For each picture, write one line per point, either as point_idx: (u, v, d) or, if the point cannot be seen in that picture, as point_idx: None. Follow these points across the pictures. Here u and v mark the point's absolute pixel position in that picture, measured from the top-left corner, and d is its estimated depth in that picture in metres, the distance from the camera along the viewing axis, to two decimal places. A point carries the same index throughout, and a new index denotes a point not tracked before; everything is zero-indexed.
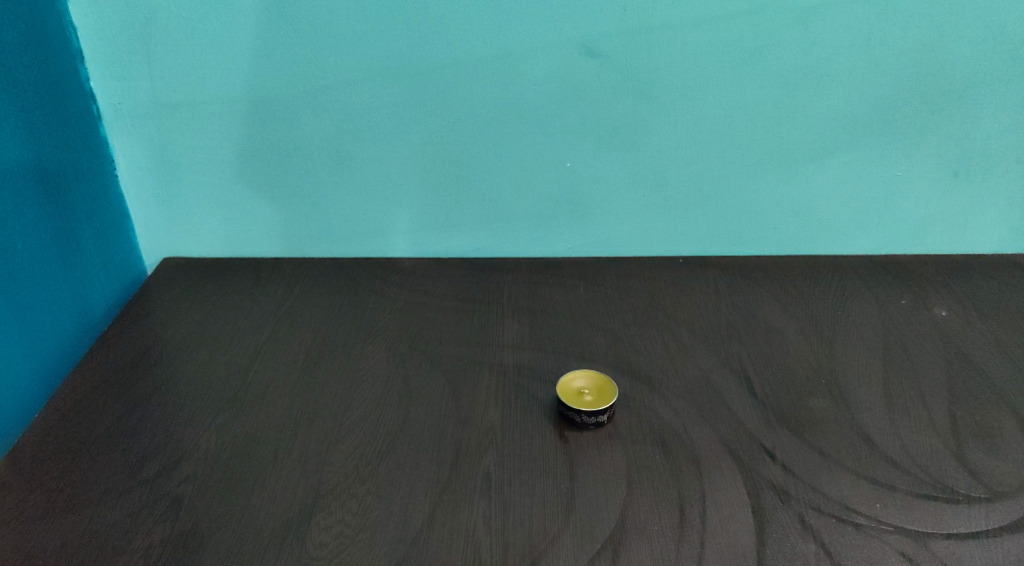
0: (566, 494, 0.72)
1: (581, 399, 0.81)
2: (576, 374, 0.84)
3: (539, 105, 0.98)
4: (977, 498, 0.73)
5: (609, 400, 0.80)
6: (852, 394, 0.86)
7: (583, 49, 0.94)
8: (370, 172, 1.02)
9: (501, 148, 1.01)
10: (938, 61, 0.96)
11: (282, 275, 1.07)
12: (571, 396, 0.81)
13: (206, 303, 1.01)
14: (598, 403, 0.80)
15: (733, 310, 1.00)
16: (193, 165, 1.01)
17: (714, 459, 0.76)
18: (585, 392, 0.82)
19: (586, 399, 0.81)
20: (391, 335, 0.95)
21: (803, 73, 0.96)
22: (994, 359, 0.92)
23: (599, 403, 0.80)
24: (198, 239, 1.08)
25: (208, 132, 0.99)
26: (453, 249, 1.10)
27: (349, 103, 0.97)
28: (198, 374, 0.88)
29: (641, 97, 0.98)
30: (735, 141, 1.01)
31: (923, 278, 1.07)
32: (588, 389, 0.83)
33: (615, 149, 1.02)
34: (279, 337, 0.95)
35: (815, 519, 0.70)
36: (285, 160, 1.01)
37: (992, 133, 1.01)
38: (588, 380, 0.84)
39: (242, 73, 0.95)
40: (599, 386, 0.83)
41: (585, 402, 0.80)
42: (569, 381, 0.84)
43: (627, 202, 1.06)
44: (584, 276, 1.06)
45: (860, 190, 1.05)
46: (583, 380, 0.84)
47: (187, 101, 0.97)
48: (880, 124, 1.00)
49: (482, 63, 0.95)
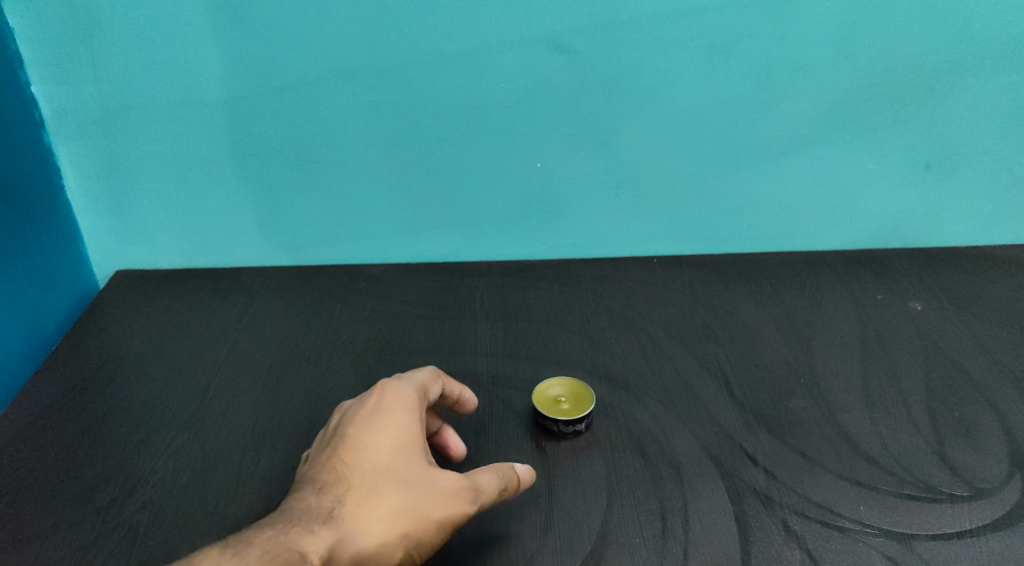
0: (544, 510, 0.76)
1: (558, 408, 0.84)
2: (553, 381, 0.87)
3: (507, 104, 0.98)
4: (959, 496, 0.77)
5: (586, 409, 0.83)
6: (832, 393, 0.89)
7: (551, 45, 0.94)
8: (333, 175, 1.02)
9: (478, 148, 1.01)
10: (906, 53, 0.96)
11: (245, 287, 1.08)
12: (547, 405, 0.84)
13: (167, 317, 1.03)
14: (576, 412, 0.83)
15: (709, 310, 1.03)
16: (147, 173, 1.01)
17: (693, 466, 0.81)
18: (562, 400, 0.85)
19: (563, 408, 0.84)
20: (359, 346, 0.98)
21: (774, 66, 0.96)
22: (971, 352, 0.95)
23: (575, 412, 0.83)
24: (163, 245, 1.07)
25: (159, 138, 0.98)
26: (424, 253, 1.10)
27: (307, 102, 0.96)
28: (164, 391, 0.91)
29: (611, 93, 0.97)
30: (703, 139, 1.01)
31: (895, 272, 1.09)
32: (564, 397, 0.86)
33: (584, 147, 1.01)
34: (239, 353, 0.97)
35: (799, 524, 0.75)
36: (243, 165, 1.00)
37: (961, 124, 1.01)
38: (564, 388, 0.87)
39: (198, 77, 0.94)
40: (576, 393, 0.86)
41: (561, 410, 0.83)
42: (545, 389, 0.87)
43: (598, 202, 1.06)
44: (557, 279, 1.09)
45: (830, 185, 1.05)
46: (559, 387, 0.87)
47: (136, 107, 0.96)
48: (850, 118, 1.00)
49: (448, 60, 0.94)
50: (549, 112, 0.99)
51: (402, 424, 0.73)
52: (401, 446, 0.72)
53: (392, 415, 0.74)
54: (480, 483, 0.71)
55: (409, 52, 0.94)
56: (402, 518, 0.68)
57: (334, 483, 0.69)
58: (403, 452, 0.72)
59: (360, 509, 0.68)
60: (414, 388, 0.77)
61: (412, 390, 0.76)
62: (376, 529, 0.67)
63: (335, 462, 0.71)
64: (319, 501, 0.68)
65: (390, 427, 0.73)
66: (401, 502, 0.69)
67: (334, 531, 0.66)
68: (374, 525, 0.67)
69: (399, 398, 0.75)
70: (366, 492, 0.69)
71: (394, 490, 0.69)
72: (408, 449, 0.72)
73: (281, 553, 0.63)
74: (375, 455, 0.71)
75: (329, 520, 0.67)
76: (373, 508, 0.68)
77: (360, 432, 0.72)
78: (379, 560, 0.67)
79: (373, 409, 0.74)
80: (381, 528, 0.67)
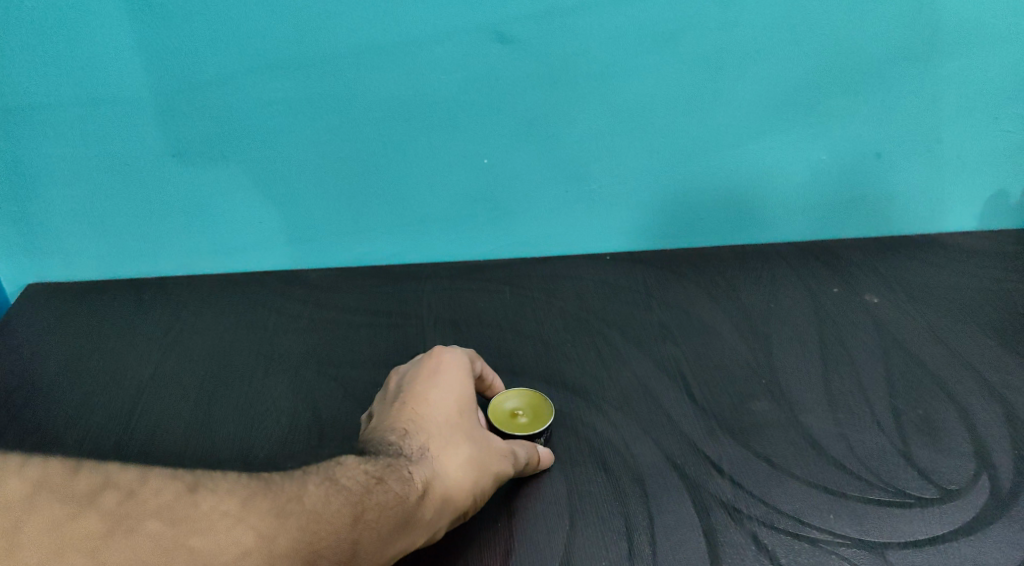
0: (504, 535, 0.73)
1: (514, 423, 0.78)
2: (508, 393, 0.81)
3: (447, 96, 0.92)
4: (928, 499, 0.75)
5: (544, 423, 0.78)
6: (792, 393, 0.87)
7: (493, 35, 0.88)
8: (264, 175, 0.95)
9: (420, 144, 0.95)
10: (860, 39, 0.93)
11: (169, 298, 1.00)
12: (503, 420, 0.78)
13: (82, 336, 0.94)
14: (534, 426, 0.78)
15: (665, 309, 0.99)
16: (55, 178, 0.92)
17: (657, 478, 0.78)
18: (519, 414, 0.79)
19: (520, 422, 0.78)
20: (297, 359, 0.91)
21: (724, 55, 0.92)
22: (928, 345, 0.93)
23: (533, 426, 0.77)
24: (77, 255, 0.99)
25: (66, 140, 0.90)
26: (365, 256, 1.04)
27: (230, 97, 0.89)
28: (83, 416, 0.83)
29: (559, 84, 0.92)
30: (655, 131, 0.97)
31: (849, 263, 1.07)
32: (521, 410, 0.80)
33: (531, 142, 0.96)
34: (164, 373, 0.89)
35: (768, 537, 0.72)
36: (162, 166, 0.93)
37: (915, 112, 0.98)
38: (520, 399, 0.81)
39: (108, 71, 0.86)
40: (533, 405, 0.80)
41: (518, 425, 0.77)
42: (501, 402, 0.81)
43: (549, 198, 1.01)
44: (508, 279, 1.04)
45: (783, 176, 1.02)
46: (515, 399, 0.81)
47: (38, 106, 0.87)
48: (802, 107, 0.97)
49: (382, 51, 0.88)
50: (492, 105, 0.93)
51: (463, 385, 0.75)
52: (465, 405, 0.73)
53: (454, 376, 0.75)
54: (527, 448, 0.74)
55: (342, 42, 0.87)
56: (476, 465, 0.69)
57: (416, 428, 0.70)
58: (471, 408, 0.73)
59: (441, 454, 0.69)
60: (467, 355, 0.79)
61: (466, 356, 0.78)
62: (460, 470, 0.69)
63: (413, 412, 0.72)
64: (409, 440, 0.69)
65: (457, 384, 0.74)
66: (479, 450, 0.70)
67: (428, 465, 0.68)
68: (454, 471, 0.68)
69: (455, 364, 0.77)
70: (447, 438, 0.70)
71: (468, 441, 0.70)
72: (470, 408, 0.73)
73: (396, 473, 0.66)
74: (449, 407, 0.72)
75: (422, 456, 0.68)
76: (455, 452, 0.69)
77: (426, 390, 0.74)
78: (457, 501, 0.68)
79: (436, 370, 0.76)
80: (464, 470, 0.69)
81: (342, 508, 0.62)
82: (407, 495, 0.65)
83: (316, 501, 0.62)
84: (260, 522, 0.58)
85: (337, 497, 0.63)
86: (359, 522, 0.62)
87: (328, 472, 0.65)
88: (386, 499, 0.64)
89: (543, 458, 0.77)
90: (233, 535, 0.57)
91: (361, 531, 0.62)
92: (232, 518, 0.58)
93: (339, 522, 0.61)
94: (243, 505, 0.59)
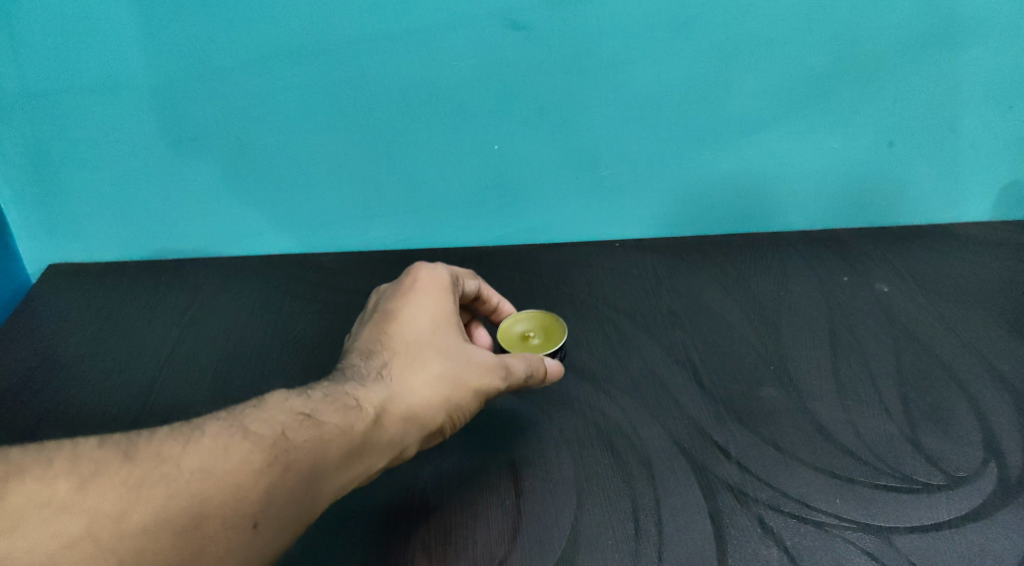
0: (511, 514, 0.74)
1: (526, 343, 0.82)
2: (519, 318, 0.85)
3: (460, 83, 0.92)
4: (936, 486, 0.76)
5: (556, 341, 0.81)
6: (802, 380, 0.87)
7: (507, 22, 0.88)
8: (276, 160, 0.96)
9: (431, 130, 0.96)
10: (874, 29, 0.92)
11: (187, 280, 1.02)
12: (516, 343, 0.82)
13: (102, 316, 0.96)
14: (546, 345, 0.81)
15: (674, 295, 1.00)
16: (76, 162, 0.94)
17: (664, 461, 0.78)
18: (531, 335, 0.83)
19: (532, 343, 0.82)
20: (311, 341, 0.92)
21: (738, 43, 0.92)
22: (939, 334, 0.93)
23: (545, 345, 0.81)
24: (96, 237, 1.01)
25: (87, 124, 0.92)
26: (377, 241, 1.05)
27: (246, 84, 0.90)
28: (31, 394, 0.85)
29: (570, 72, 0.93)
30: (666, 119, 0.97)
31: (860, 252, 1.07)
32: (533, 332, 0.83)
33: (541, 129, 0.97)
34: (182, 352, 0.91)
35: (775, 520, 0.73)
36: (178, 152, 0.94)
37: (928, 101, 0.98)
38: (532, 323, 0.85)
39: (126, 58, 0.87)
40: (545, 327, 0.84)
41: (531, 345, 0.81)
42: (512, 324, 0.85)
43: (560, 185, 1.02)
44: (518, 265, 1.04)
45: (793, 164, 1.02)
46: (526, 323, 0.85)
47: (59, 90, 0.89)
48: (815, 96, 0.97)
49: (396, 38, 0.89)
50: (506, 92, 0.94)
51: (438, 303, 0.77)
52: (438, 323, 0.75)
53: (429, 295, 0.77)
54: (526, 360, 0.75)
55: (356, 29, 0.87)
56: (444, 381, 0.72)
57: (380, 348, 0.73)
58: (446, 325, 0.76)
59: (405, 373, 0.71)
60: (448, 272, 0.80)
61: (446, 273, 0.80)
62: (427, 387, 0.71)
63: (385, 331, 0.75)
64: (373, 358, 0.72)
65: (433, 301, 0.77)
66: (446, 366, 0.73)
67: (387, 385, 0.70)
68: (419, 388, 0.71)
69: (433, 281, 0.79)
70: (413, 357, 0.73)
71: (436, 359, 0.73)
72: (445, 326, 0.75)
73: (337, 403, 0.67)
74: (421, 326, 0.75)
75: (380, 377, 0.71)
76: (421, 370, 0.72)
77: (400, 308, 0.76)
78: (425, 417, 0.71)
79: (413, 287, 0.78)
80: (426, 388, 0.71)
81: (240, 462, 0.61)
82: (364, 416, 0.67)
83: (206, 457, 0.60)
84: (104, 503, 0.57)
85: (236, 450, 0.61)
86: (274, 468, 0.61)
87: (238, 419, 0.63)
88: (311, 438, 0.64)
89: (551, 370, 0.78)
90: (56, 526, 0.55)
91: (272, 481, 0.61)
92: (59, 507, 0.56)
93: (235, 479, 0.60)
94: (81, 487, 0.57)
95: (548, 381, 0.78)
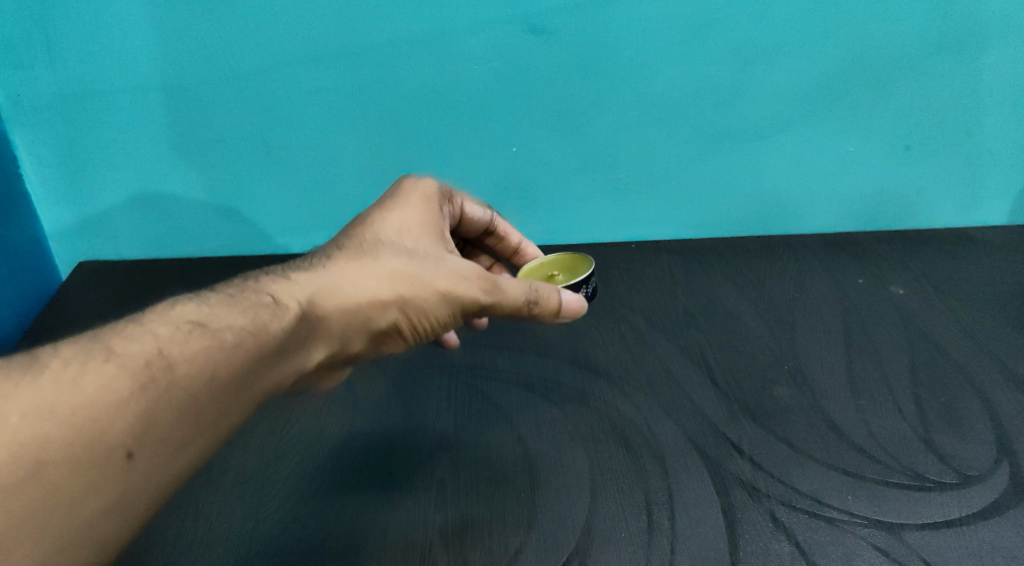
0: (526, 505, 0.75)
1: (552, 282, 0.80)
2: (543, 260, 0.84)
3: (480, 86, 0.94)
4: (948, 484, 0.76)
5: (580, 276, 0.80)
6: (816, 379, 0.88)
7: (526, 26, 0.91)
8: (301, 161, 0.98)
9: (451, 131, 0.98)
10: (890, 33, 0.93)
11: (213, 277, 1.05)
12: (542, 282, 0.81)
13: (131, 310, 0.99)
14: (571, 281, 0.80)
15: (689, 296, 1.01)
16: (107, 162, 0.98)
17: (677, 457, 0.79)
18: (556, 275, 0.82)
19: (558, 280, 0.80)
20: None
21: (754, 48, 0.94)
22: (953, 336, 0.94)
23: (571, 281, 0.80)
24: (125, 235, 1.04)
25: (118, 125, 0.95)
26: None
27: (273, 87, 0.93)
28: None
29: (588, 75, 0.95)
30: (683, 121, 0.99)
31: (876, 254, 1.07)
32: (558, 271, 0.82)
33: (559, 131, 0.99)
34: None
35: (787, 516, 0.74)
36: (205, 152, 0.97)
37: (944, 103, 0.98)
38: (557, 264, 0.83)
39: (157, 60, 0.90)
40: (569, 266, 0.82)
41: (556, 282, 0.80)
42: (538, 265, 0.83)
43: (578, 186, 1.04)
44: None
45: (810, 166, 1.03)
46: (551, 264, 0.83)
47: (92, 92, 0.92)
48: (831, 98, 0.98)
49: (418, 41, 0.91)
50: (525, 95, 0.96)
51: (415, 212, 0.73)
52: (407, 228, 0.72)
53: (409, 203, 0.74)
54: (527, 285, 0.70)
55: (380, 32, 0.90)
56: (393, 281, 0.67)
57: (336, 244, 0.70)
58: (417, 232, 0.72)
59: (349, 267, 0.67)
60: (438, 188, 0.77)
61: (434, 190, 0.77)
62: (375, 283, 0.67)
63: (352, 229, 0.72)
64: (326, 254, 0.69)
65: (412, 210, 0.74)
66: (400, 265, 0.68)
67: (325, 279, 0.66)
68: (364, 283, 0.67)
69: (419, 192, 0.76)
70: (365, 254, 0.68)
71: (389, 258, 0.68)
72: (414, 232, 0.72)
73: (244, 305, 0.62)
74: (390, 228, 0.71)
75: (321, 272, 0.67)
76: (371, 266, 0.67)
77: (374, 211, 0.73)
78: (365, 314, 0.67)
79: (398, 194, 0.75)
80: (370, 281, 0.67)
81: (93, 391, 0.53)
82: (289, 312, 0.63)
83: (45, 394, 0.52)
84: None
85: (86, 380, 0.53)
86: (149, 388, 0.55)
87: (102, 343, 0.56)
88: (200, 346, 0.58)
89: (573, 306, 0.72)
90: None
91: (145, 404, 0.54)
92: None
93: (86, 413, 0.52)
94: None
95: (562, 317, 0.72)
